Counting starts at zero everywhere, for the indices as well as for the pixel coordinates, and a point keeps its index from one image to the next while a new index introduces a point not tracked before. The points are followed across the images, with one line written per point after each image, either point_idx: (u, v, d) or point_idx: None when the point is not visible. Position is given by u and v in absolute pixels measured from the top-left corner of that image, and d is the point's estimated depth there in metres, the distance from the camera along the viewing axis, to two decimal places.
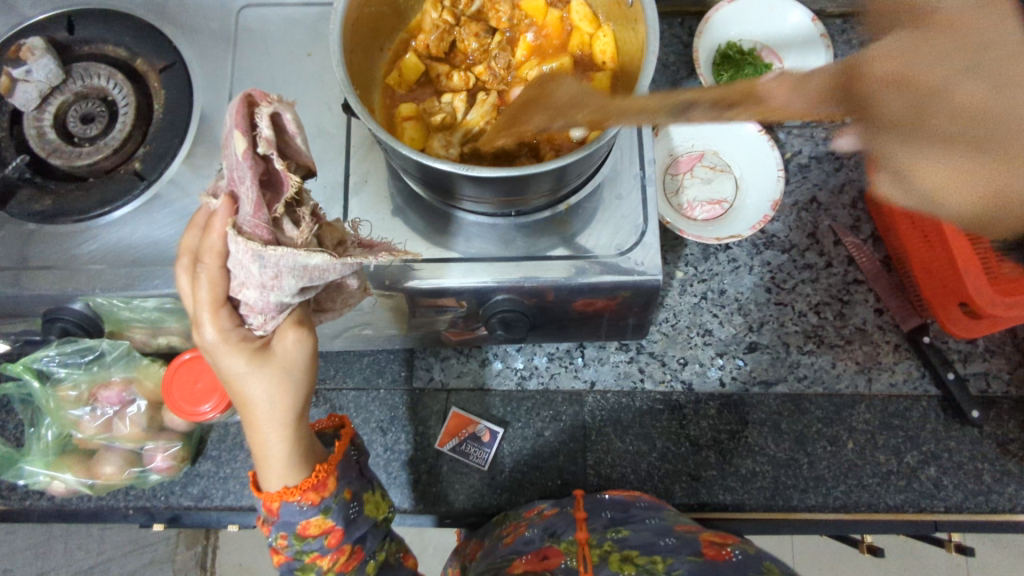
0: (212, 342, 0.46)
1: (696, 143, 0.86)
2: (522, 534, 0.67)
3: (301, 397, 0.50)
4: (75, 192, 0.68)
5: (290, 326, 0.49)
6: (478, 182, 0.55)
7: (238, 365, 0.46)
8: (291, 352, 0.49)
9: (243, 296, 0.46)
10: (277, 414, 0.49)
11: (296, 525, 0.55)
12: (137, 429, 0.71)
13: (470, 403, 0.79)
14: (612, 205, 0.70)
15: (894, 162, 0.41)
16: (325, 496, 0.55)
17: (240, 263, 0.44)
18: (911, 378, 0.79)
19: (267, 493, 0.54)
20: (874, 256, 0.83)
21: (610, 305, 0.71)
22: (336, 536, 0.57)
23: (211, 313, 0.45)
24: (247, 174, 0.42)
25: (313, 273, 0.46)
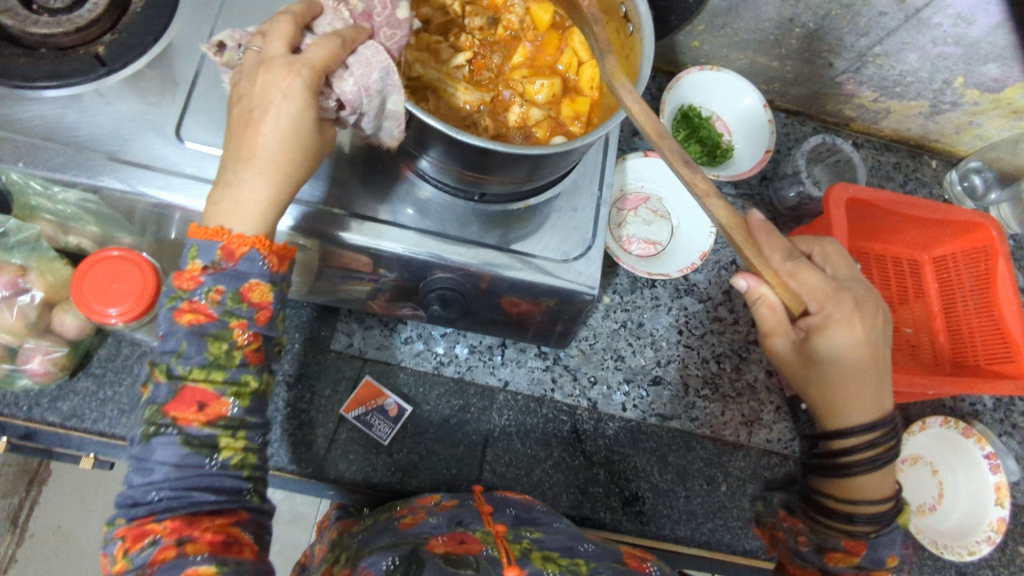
0: (291, 82, 0.48)
1: (644, 185, 0.92)
2: (426, 521, 0.64)
3: (292, 183, 0.51)
4: (20, 58, 0.64)
5: (329, 126, 0.54)
6: (446, 141, 0.57)
7: (297, 107, 0.49)
8: (326, 140, 0.54)
9: (340, 86, 0.51)
10: (292, 159, 0.50)
11: (244, 279, 0.50)
12: (21, 323, 0.64)
13: (384, 374, 0.78)
14: (567, 215, 0.74)
15: (833, 402, 0.63)
16: (283, 271, 0.52)
17: (364, 62, 0.51)
18: (784, 438, 0.88)
19: (232, 236, 0.49)
20: None
21: (532, 310, 0.75)
22: (269, 317, 0.51)
23: (310, 66, 0.49)
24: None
25: (377, 91, 0.51)
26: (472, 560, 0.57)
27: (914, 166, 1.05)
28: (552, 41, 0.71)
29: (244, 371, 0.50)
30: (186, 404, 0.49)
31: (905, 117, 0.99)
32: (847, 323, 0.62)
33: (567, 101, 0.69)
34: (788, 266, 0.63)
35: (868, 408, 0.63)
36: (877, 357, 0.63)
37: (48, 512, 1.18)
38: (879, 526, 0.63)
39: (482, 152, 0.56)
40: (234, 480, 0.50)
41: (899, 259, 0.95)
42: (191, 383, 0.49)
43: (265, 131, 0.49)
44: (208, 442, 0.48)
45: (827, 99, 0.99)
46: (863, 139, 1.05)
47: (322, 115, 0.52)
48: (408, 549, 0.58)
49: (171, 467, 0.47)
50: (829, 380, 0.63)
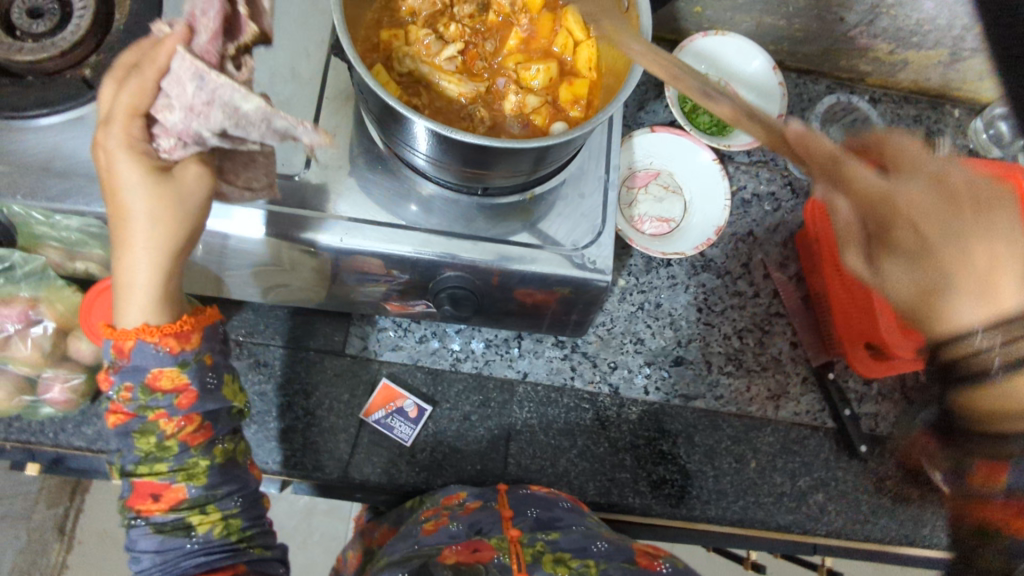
0: (115, 141, 0.49)
1: (654, 161, 0.89)
2: (447, 527, 0.66)
3: (180, 233, 0.52)
4: (9, 88, 0.63)
5: (194, 160, 0.51)
6: (443, 142, 0.55)
7: (132, 173, 0.49)
8: (189, 183, 0.51)
9: (162, 117, 0.49)
10: (154, 228, 0.51)
11: (145, 373, 0.54)
12: (38, 354, 0.65)
13: (401, 375, 0.78)
14: (574, 202, 0.72)
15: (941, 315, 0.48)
16: (185, 350, 0.56)
17: (178, 79, 0.48)
18: (813, 410, 0.86)
19: (122, 332, 0.54)
20: (797, 293, 0.90)
21: (549, 300, 0.73)
22: (187, 399, 0.56)
23: (125, 118, 0.49)
24: (217, 14, 0.49)
25: (205, 105, 0.48)
26: (484, 569, 0.60)
27: (936, 117, 1.00)
28: (545, 22, 0.68)
29: (186, 456, 0.58)
30: (145, 497, 0.58)
31: (924, 67, 0.94)
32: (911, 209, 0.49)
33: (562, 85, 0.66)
34: (841, 163, 0.51)
35: (974, 320, 0.46)
36: (966, 239, 0.48)
37: (94, 518, 1.21)
38: None
39: (478, 148, 0.54)
40: (223, 545, 0.59)
41: None
42: (139, 479, 0.58)
43: (122, 189, 0.50)
44: (179, 525, 0.58)
45: (840, 54, 0.94)
46: (880, 93, 1.00)
47: (173, 160, 0.51)
48: (419, 562, 0.61)
49: (153, 553, 0.57)
50: (925, 287, 0.49)
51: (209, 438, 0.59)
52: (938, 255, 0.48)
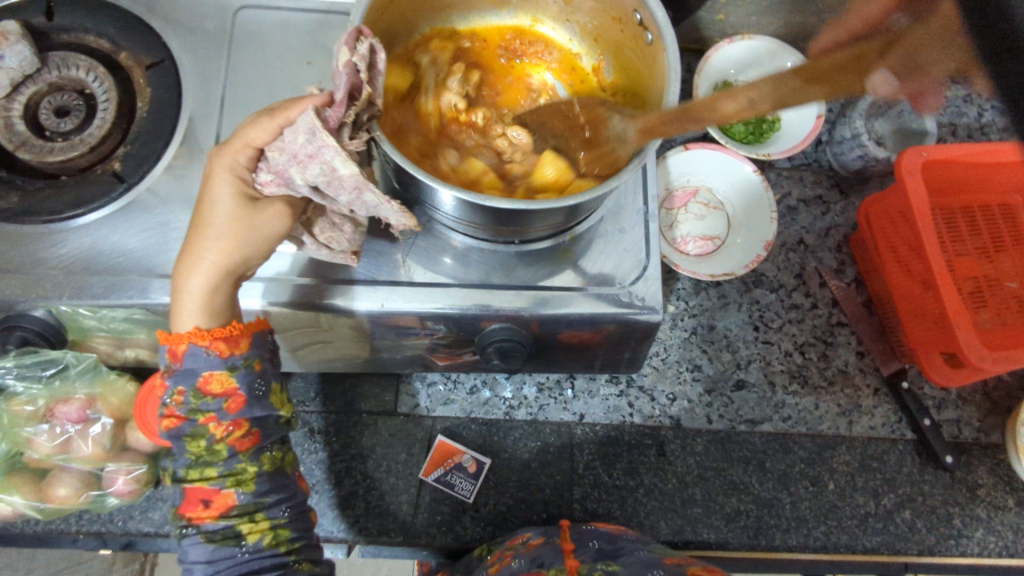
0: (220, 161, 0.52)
1: (691, 178, 0.86)
2: (509, 565, 0.64)
3: (241, 261, 0.54)
4: (45, 190, 0.64)
5: (281, 200, 0.54)
6: (479, 208, 0.54)
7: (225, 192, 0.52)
8: (266, 219, 0.53)
9: (274, 159, 0.51)
10: (223, 240, 0.53)
11: (197, 376, 0.53)
12: (99, 449, 0.66)
13: (454, 430, 0.76)
14: (616, 238, 0.69)
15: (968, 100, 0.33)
16: (234, 353, 0.54)
17: (294, 129, 0.48)
18: (889, 422, 0.82)
19: (175, 336, 0.54)
20: (858, 300, 0.85)
21: (595, 338, 0.70)
22: (238, 402, 0.55)
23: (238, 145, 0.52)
24: (343, 82, 0.47)
25: (310, 157, 0.48)
26: None
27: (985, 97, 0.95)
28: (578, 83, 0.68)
29: (235, 461, 0.56)
30: (196, 504, 0.56)
31: None
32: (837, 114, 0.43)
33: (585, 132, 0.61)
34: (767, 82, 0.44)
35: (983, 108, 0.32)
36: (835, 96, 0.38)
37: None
38: None
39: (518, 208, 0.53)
40: (273, 557, 0.56)
41: (990, 205, 0.85)
42: (190, 484, 0.55)
43: (211, 200, 0.53)
44: (229, 533, 0.55)
45: None
46: None
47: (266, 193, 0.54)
48: None
49: (204, 564, 0.54)
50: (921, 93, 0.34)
51: (256, 446, 0.57)
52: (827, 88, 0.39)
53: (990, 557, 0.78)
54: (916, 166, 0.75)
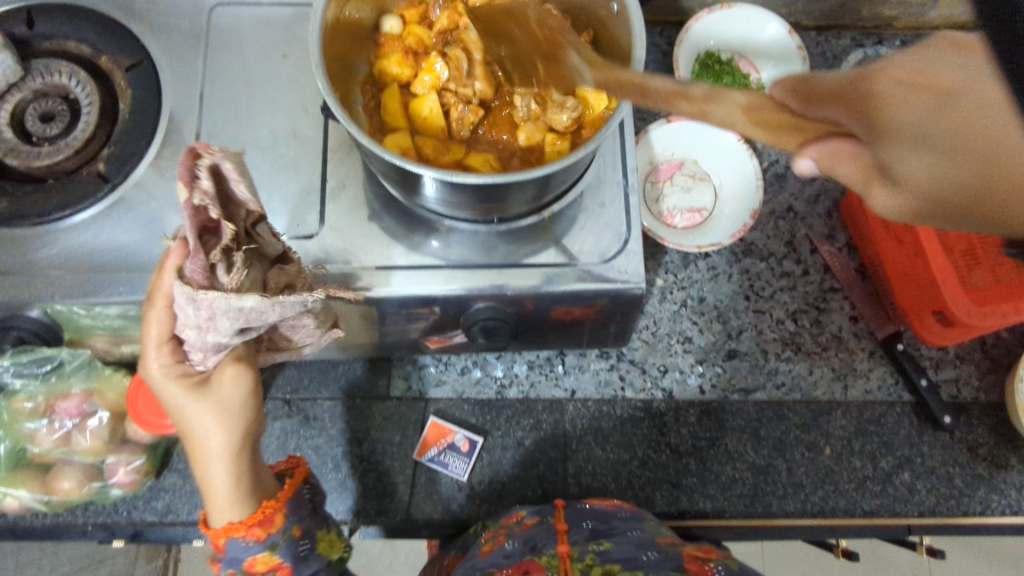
0: (153, 376, 0.49)
1: (675, 151, 0.85)
2: (502, 547, 0.65)
3: (240, 430, 0.52)
4: (32, 194, 0.65)
5: (229, 362, 0.51)
6: (449, 187, 0.54)
7: (177, 393, 0.49)
8: (226, 389, 0.50)
9: (186, 335, 0.47)
10: (218, 444, 0.51)
11: (242, 561, 0.56)
12: (97, 443, 0.68)
13: (448, 410, 0.77)
14: (596, 211, 0.69)
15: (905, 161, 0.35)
16: (272, 533, 0.56)
17: (178, 306, 0.46)
18: (885, 384, 0.81)
19: (215, 530, 0.54)
20: (850, 264, 0.84)
21: (589, 314, 0.71)
22: (283, 574, 0.58)
23: (156, 349, 0.48)
24: (190, 234, 0.44)
25: (208, 317, 0.45)
26: None
27: None
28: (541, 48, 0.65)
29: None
30: None
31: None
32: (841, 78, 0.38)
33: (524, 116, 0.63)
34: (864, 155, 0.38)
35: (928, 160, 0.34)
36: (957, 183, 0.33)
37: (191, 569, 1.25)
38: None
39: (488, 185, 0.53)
40: None
41: None
42: None
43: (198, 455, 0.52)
44: None
45: (860, 3, 0.88)
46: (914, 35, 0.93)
47: (209, 368, 0.50)
48: None
49: None
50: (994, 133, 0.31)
51: None
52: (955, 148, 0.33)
53: (994, 516, 0.77)
54: None
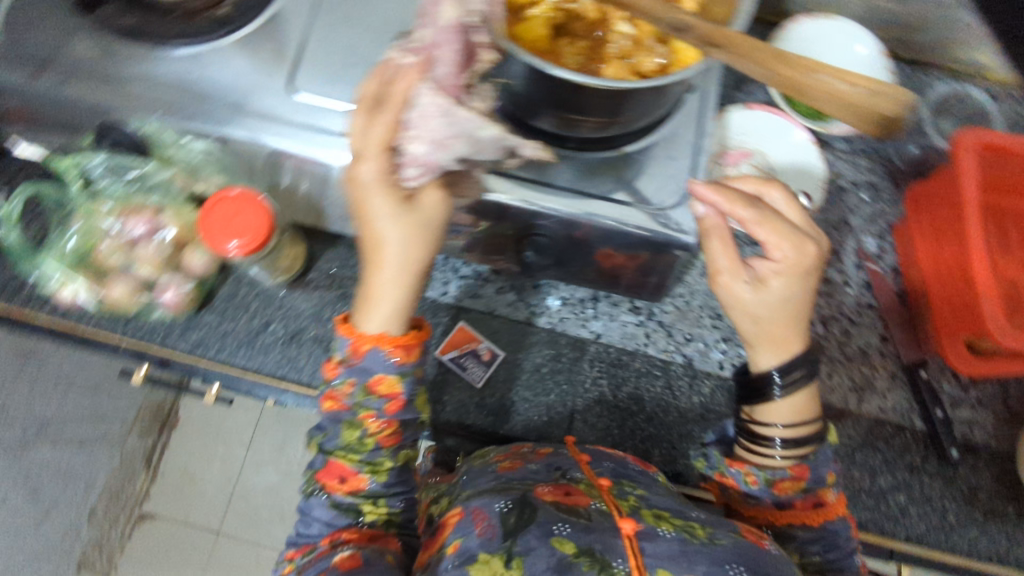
0: (369, 181, 0.55)
1: (748, 139, 0.86)
2: (524, 468, 0.67)
3: (425, 249, 0.60)
4: (155, 18, 0.67)
5: (434, 187, 0.58)
6: (534, 85, 0.56)
7: (383, 207, 0.56)
8: (428, 209, 0.59)
9: (411, 150, 0.54)
10: (406, 260, 0.60)
11: (369, 376, 0.62)
12: (157, 257, 0.72)
13: (479, 321, 0.80)
14: (663, 164, 0.69)
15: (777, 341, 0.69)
16: (407, 362, 0.63)
17: (424, 115, 0.52)
18: (901, 408, 0.82)
19: (361, 335, 0.62)
20: (892, 289, 0.85)
21: (628, 264, 0.73)
22: (394, 407, 0.64)
23: (377, 153, 0.54)
24: (457, 47, 0.51)
25: (448, 138, 0.52)
26: (582, 511, 0.57)
27: None
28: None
29: (377, 454, 0.65)
30: (333, 476, 0.65)
31: None
32: (763, 215, 0.66)
33: (613, 52, 0.65)
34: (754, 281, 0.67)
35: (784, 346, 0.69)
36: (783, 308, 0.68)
37: (176, 454, 1.22)
38: (817, 445, 0.70)
39: (572, 90, 0.55)
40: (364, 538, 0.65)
41: None
42: (334, 459, 0.65)
43: (385, 264, 0.60)
44: (352, 507, 0.65)
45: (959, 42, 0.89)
46: (1005, 87, 0.94)
47: (416, 187, 0.57)
48: (517, 495, 0.60)
49: (323, 523, 0.64)
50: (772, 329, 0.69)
51: (396, 443, 0.66)
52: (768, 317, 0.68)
53: (979, 560, 0.77)
54: (972, 149, 0.77)
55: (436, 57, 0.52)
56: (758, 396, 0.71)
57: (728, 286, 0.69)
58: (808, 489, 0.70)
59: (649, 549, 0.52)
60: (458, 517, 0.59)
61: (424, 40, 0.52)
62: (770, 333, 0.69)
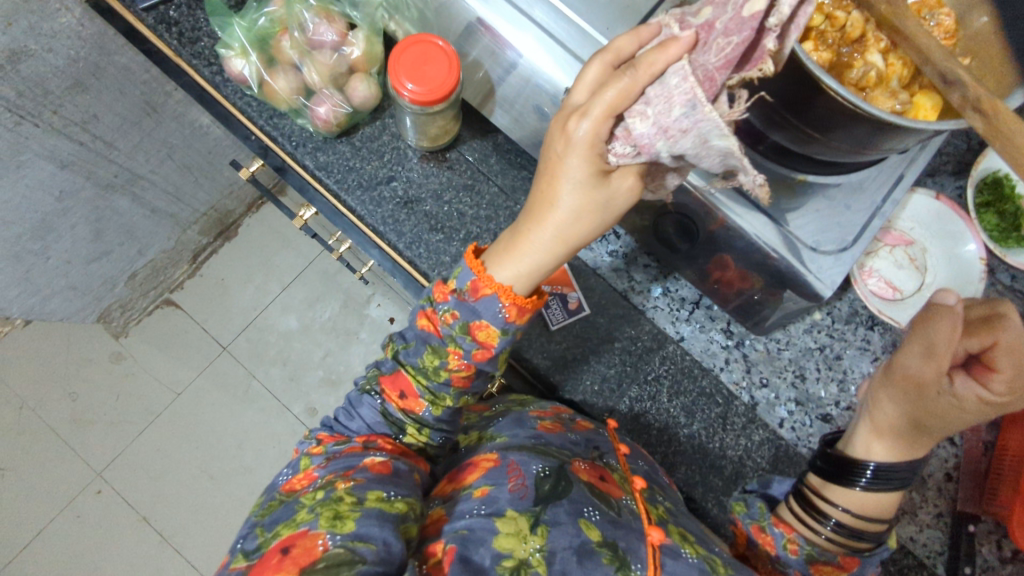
0: (580, 138, 0.48)
1: (916, 229, 0.83)
2: (564, 434, 0.65)
3: (592, 227, 0.53)
4: None
5: (634, 173, 0.50)
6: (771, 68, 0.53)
7: (578, 172, 0.49)
8: (619, 192, 0.51)
9: (633, 123, 0.46)
10: (571, 230, 0.53)
11: (474, 319, 0.56)
12: (330, 70, 0.74)
13: (580, 271, 0.80)
14: (837, 209, 0.65)
15: (894, 441, 0.65)
16: (513, 325, 0.56)
17: (668, 97, 0.44)
18: (930, 547, 0.79)
19: (486, 278, 0.54)
20: (982, 437, 0.81)
21: (740, 281, 0.71)
22: (484, 356, 0.58)
23: (602, 116, 0.46)
24: (739, 45, 0.42)
25: (680, 130, 0.44)
26: (614, 502, 0.57)
27: None
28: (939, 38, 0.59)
29: (444, 389, 0.61)
30: (395, 386, 0.63)
31: None
32: (1019, 344, 0.59)
33: (853, 77, 0.58)
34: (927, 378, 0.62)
35: (896, 448, 0.64)
36: (939, 413, 0.62)
37: (220, 264, 1.48)
38: (876, 544, 0.62)
39: (806, 87, 0.51)
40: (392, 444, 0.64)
41: None
42: (404, 372, 0.62)
43: (546, 224, 0.53)
44: (397, 423, 0.63)
45: None
46: None
47: (616, 165, 0.50)
48: (557, 464, 0.58)
49: (365, 423, 0.64)
50: (911, 427, 0.64)
51: (466, 387, 0.62)
52: (927, 415, 0.63)
53: None
54: None
55: (709, 41, 0.43)
56: (842, 476, 0.64)
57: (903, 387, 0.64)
58: None
59: (669, 568, 0.52)
60: (493, 464, 0.58)
61: (703, 15, 0.44)
62: (912, 429, 0.64)
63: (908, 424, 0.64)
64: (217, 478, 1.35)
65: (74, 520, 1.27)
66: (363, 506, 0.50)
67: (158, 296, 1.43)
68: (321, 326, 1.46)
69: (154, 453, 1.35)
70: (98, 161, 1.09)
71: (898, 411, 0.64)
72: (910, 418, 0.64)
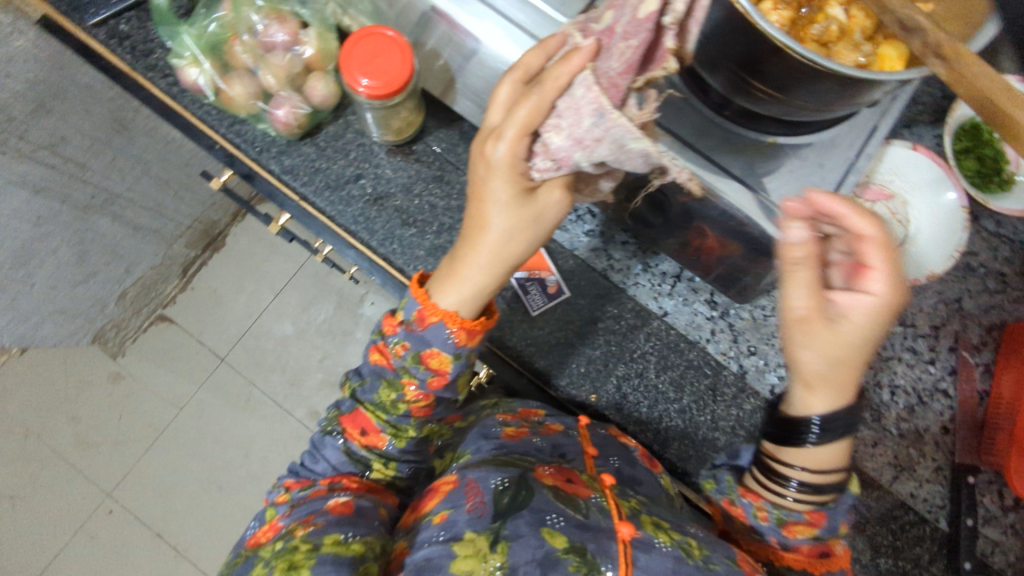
0: (500, 159, 0.51)
1: (894, 182, 0.80)
2: (529, 439, 0.66)
3: (526, 241, 0.57)
4: None
5: (559, 187, 0.55)
6: (725, 30, 0.52)
7: (503, 193, 0.53)
8: (547, 205, 0.55)
9: (549, 139, 0.49)
10: (508, 248, 0.56)
11: (426, 347, 0.59)
12: (286, 70, 0.72)
13: (556, 253, 0.79)
14: (810, 168, 0.63)
15: (818, 392, 0.60)
16: (466, 347, 0.59)
17: (578, 108, 0.45)
18: (931, 502, 0.78)
19: (431, 305, 0.58)
20: (976, 387, 0.80)
21: (718, 249, 0.70)
22: (439, 383, 0.60)
23: (516, 136, 0.50)
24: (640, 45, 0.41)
25: (594, 137, 0.45)
26: (583, 504, 0.55)
27: None
28: None
29: (404, 421, 0.63)
30: (356, 424, 0.65)
31: None
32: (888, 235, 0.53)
33: (815, 33, 0.56)
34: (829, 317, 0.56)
35: (822, 395, 0.60)
36: (851, 352, 0.57)
37: (210, 275, 1.47)
38: (838, 494, 0.63)
39: (761, 45, 0.50)
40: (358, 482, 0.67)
41: None
42: (363, 410, 0.64)
43: (483, 245, 0.56)
44: (362, 459, 0.65)
45: None
46: None
47: (541, 181, 0.54)
48: (519, 472, 0.58)
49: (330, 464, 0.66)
50: (826, 368, 0.58)
51: (426, 416, 0.64)
52: (839, 359, 0.57)
53: None
54: None
55: (611, 47, 0.43)
56: (790, 438, 0.62)
57: (805, 327, 0.57)
58: (820, 539, 0.63)
59: (643, 562, 0.50)
60: (453, 485, 0.58)
61: (605, 21, 0.45)
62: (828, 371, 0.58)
63: (824, 367, 0.58)
64: (226, 488, 1.35)
65: (89, 540, 1.28)
66: (318, 552, 0.52)
67: (151, 313, 1.42)
68: (316, 329, 1.46)
69: (161, 469, 1.35)
70: (72, 184, 1.08)
71: (816, 361, 0.58)
72: (822, 365, 0.58)
